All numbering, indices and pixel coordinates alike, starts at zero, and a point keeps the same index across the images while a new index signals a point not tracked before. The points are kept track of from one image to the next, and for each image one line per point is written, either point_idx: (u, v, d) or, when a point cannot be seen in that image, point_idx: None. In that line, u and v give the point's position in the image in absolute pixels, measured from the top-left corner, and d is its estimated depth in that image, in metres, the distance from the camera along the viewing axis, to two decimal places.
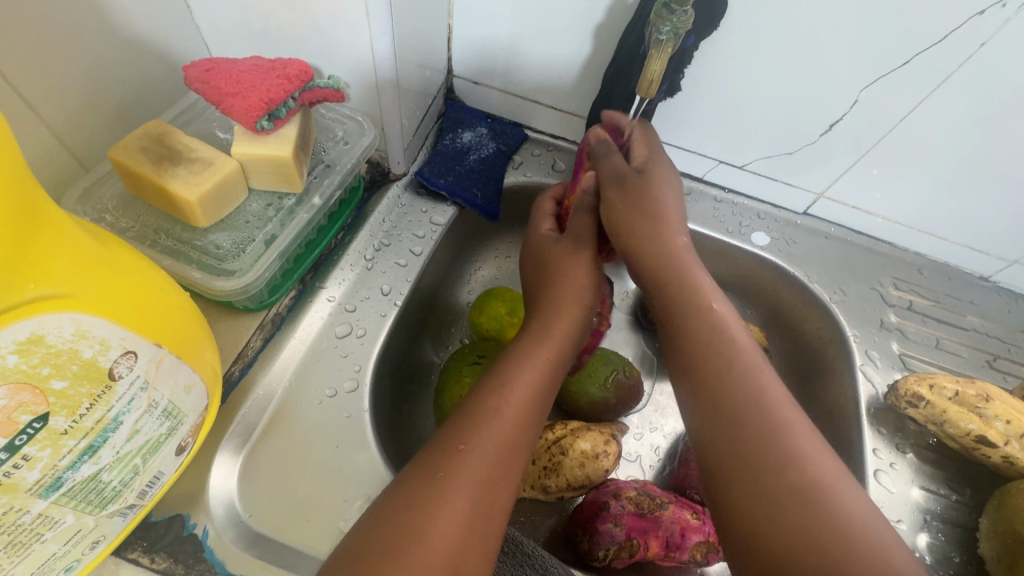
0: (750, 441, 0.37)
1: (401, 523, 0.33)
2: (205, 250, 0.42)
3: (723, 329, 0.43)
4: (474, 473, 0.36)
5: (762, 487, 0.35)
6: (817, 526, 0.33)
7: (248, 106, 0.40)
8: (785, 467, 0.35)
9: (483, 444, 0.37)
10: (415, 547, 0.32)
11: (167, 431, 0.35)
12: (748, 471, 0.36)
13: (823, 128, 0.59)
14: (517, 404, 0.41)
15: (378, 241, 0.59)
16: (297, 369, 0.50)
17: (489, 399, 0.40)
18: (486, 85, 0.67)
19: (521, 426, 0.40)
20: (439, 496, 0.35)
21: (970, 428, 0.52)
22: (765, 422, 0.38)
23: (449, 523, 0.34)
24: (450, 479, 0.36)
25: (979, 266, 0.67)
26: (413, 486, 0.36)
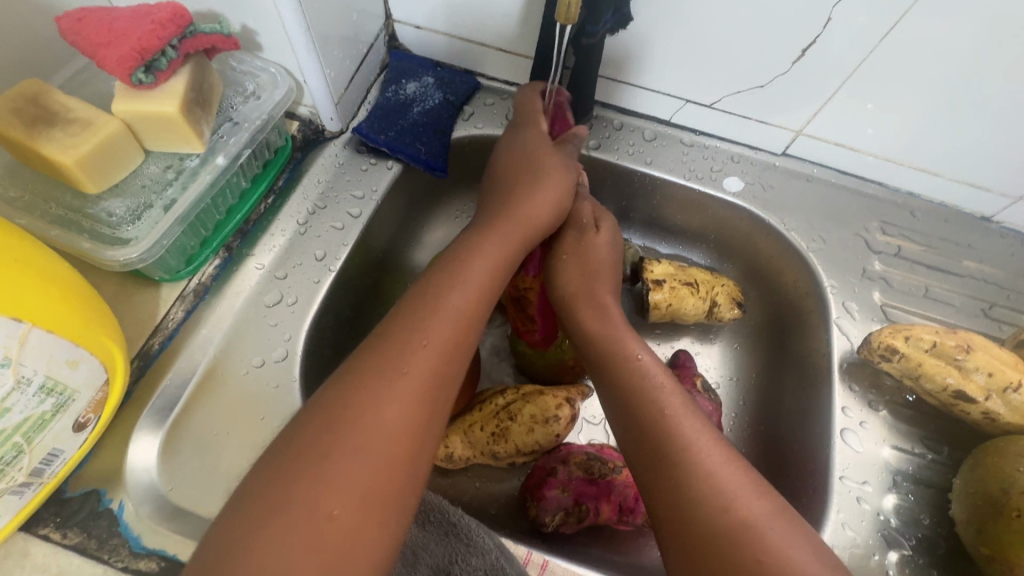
0: (649, 440, 0.40)
1: (307, 476, 0.30)
2: (97, 218, 0.41)
3: (615, 333, 0.47)
4: (389, 421, 0.32)
5: (667, 480, 0.38)
6: (727, 518, 0.35)
7: (120, 57, 0.37)
8: (680, 462, 0.38)
9: (400, 392, 0.33)
10: (322, 506, 0.29)
11: (53, 408, 0.34)
12: (666, 468, 0.38)
13: (796, 54, 0.52)
14: (438, 336, 0.36)
15: (313, 203, 0.55)
16: (223, 338, 0.48)
17: (403, 339, 0.36)
18: (429, 28, 0.61)
19: (446, 352, 0.36)
20: (347, 447, 0.31)
21: (948, 382, 0.47)
22: (654, 416, 0.41)
23: (363, 475, 0.30)
24: (362, 429, 0.31)
25: (981, 206, 0.60)
26: (317, 423, 0.32)
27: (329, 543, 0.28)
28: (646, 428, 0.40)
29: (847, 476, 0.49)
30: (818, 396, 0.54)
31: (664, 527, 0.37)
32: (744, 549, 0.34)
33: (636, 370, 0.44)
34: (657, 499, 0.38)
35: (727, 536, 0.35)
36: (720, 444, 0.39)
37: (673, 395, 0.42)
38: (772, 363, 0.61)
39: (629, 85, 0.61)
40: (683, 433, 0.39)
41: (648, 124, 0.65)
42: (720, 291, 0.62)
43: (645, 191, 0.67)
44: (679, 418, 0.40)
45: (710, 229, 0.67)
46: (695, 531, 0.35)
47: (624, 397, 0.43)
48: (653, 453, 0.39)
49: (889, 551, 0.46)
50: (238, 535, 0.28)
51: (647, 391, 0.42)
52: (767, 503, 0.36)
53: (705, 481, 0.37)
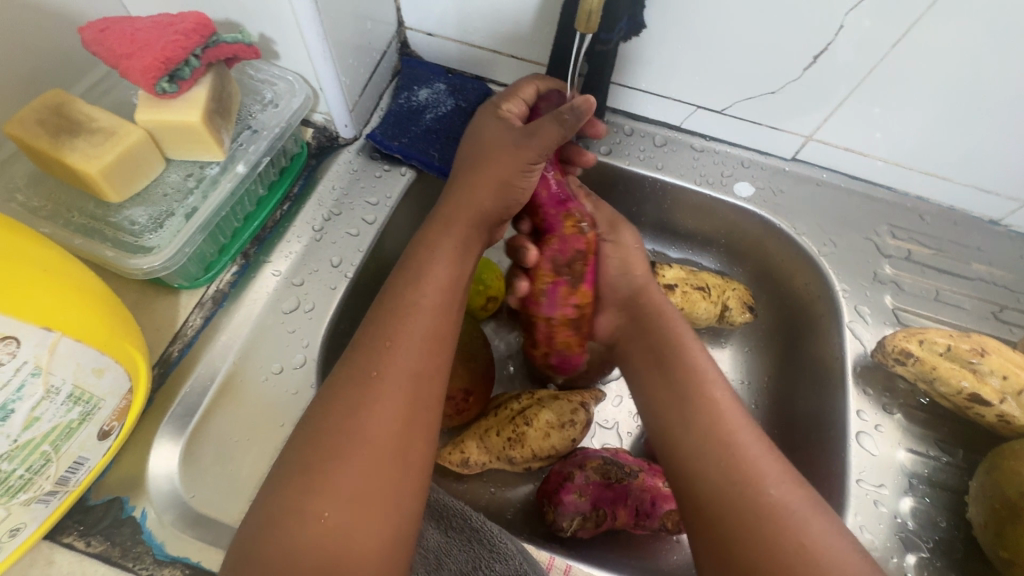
0: (700, 437, 0.39)
1: (303, 483, 0.34)
2: (119, 227, 0.41)
3: (671, 330, 0.46)
4: (372, 428, 0.36)
5: (717, 478, 0.37)
6: (773, 520, 0.34)
7: (144, 67, 0.37)
8: (730, 462, 0.37)
9: (379, 401, 0.37)
10: (314, 508, 0.33)
11: (80, 416, 0.35)
12: (714, 466, 0.37)
13: (807, 61, 0.53)
14: (408, 345, 0.39)
15: (328, 209, 0.55)
16: (242, 345, 0.48)
17: (377, 352, 0.38)
18: (441, 36, 0.61)
19: (419, 365, 0.39)
20: (336, 456, 0.35)
21: (963, 386, 0.47)
22: (706, 413, 0.40)
23: (352, 478, 0.34)
24: (348, 439, 0.35)
25: (989, 210, 0.61)
26: (304, 450, 0.35)
27: (331, 541, 0.33)
28: (690, 414, 0.40)
29: (864, 480, 0.49)
30: (832, 399, 0.54)
31: (702, 524, 0.36)
32: (784, 539, 0.34)
33: (689, 363, 0.43)
34: (696, 484, 0.38)
35: (768, 526, 0.34)
36: (762, 437, 0.39)
37: (726, 395, 0.41)
38: (784, 366, 0.62)
39: (640, 91, 0.62)
40: (729, 422, 0.39)
41: (659, 130, 0.66)
42: (732, 295, 0.62)
43: (655, 196, 0.67)
44: (732, 418, 0.39)
45: (721, 233, 0.68)
46: (737, 517, 0.35)
47: (671, 385, 0.43)
48: (701, 450, 0.38)
49: (906, 554, 0.46)
50: (251, 543, 0.33)
51: (699, 388, 0.41)
52: (805, 497, 0.36)
53: (748, 469, 0.36)
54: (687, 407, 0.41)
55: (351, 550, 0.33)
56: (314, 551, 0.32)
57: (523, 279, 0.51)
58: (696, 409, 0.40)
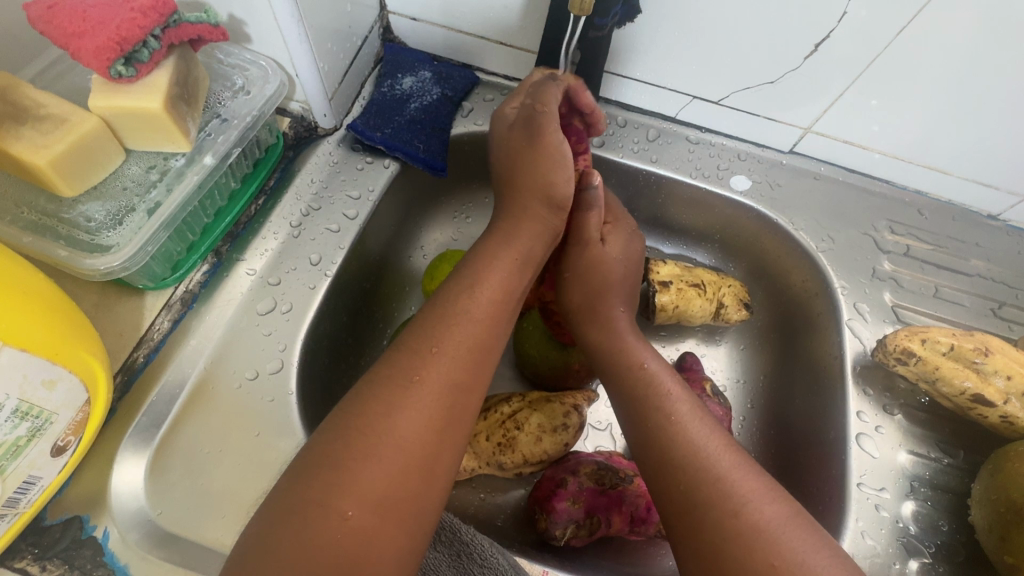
0: (655, 445, 0.39)
1: (329, 481, 0.31)
2: (74, 223, 0.38)
3: (620, 338, 0.46)
4: (405, 432, 0.33)
5: (676, 484, 0.37)
6: (735, 520, 0.34)
7: (96, 48, 0.34)
8: (686, 465, 0.37)
9: (417, 408, 0.34)
10: (338, 506, 0.31)
11: (29, 432, 0.32)
12: (671, 471, 0.37)
13: (807, 50, 0.51)
14: (453, 353, 0.37)
15: (306, 204, 0.52)
16: (214, 349, 0.45)
17: (415, 360, 0.36)
18: (426, 21, 0.57)
19: (464, 365, 0.37)
20: (365, 455, 0.32)
21: (966, 386, 0.47)
22: (657, 420, 0.40)
23: (378, 481, 0.32)
24: (381, 439, 0.33)
25: (988, 204, 0.59)
26: (336, 444, 0.33)
27: (351, 543, 0.30)
28: (653, 435, 0.39)
29: (865, 483, 0.48)
30: (832, 401, 0.53)
31: (676, 532, 0.36)
32: (754, 552, 0.33)
33: (652, 381, 0.42)
34: (668, 504, 0.37)
35: (736, 541, 0.33)
36: (730, 448, 0.38)
37: (680, 398, 0.41)
38: (781, 365, 0.60)
39: (634, 80, 0.59)
40: (692, 437, 0.38)
41: (654, 121, 0.63)
42: (727, 292, 0.60)
43: (650, 189, 0.65)
44: (685, 422, 0.39)
45: (716, 229, 0.66)
46: (706, 535, 0.34)
47: (632, 404, 0.42)
48: (660, 458, 0.38)
49: (909, 560, 0.45)
50: (265, 537, 0.30)
51: (651, 395, 0.41)
52: (780, 507, 0.35)
53: (715, 484, 0.35)
54: (642, 416, 0.41)
55: (366, 559, 0.30)
56: (337, 554, 0.29)
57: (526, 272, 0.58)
58: (658, 428, 0.39)
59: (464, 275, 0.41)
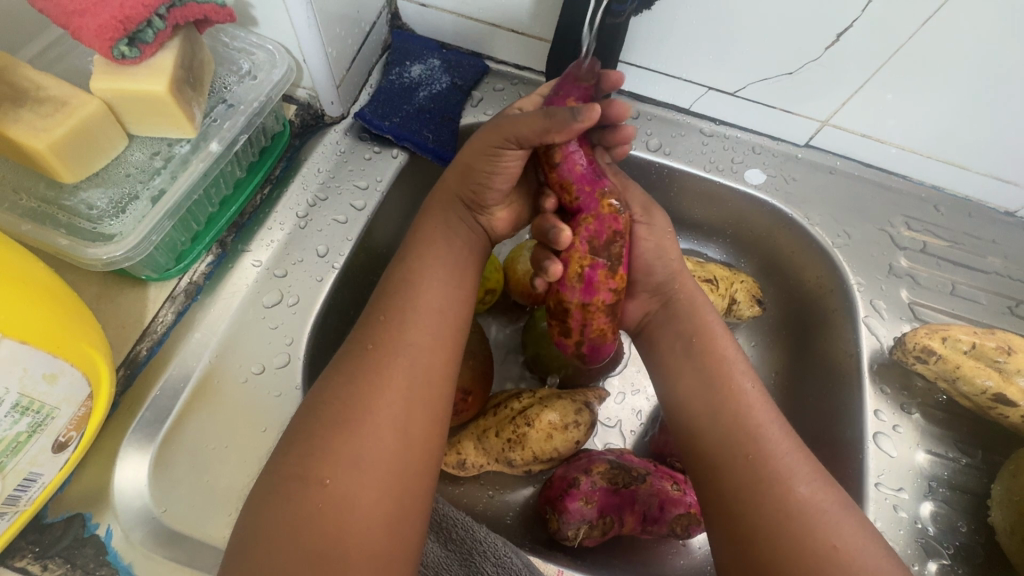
0: (721, 415, 0.38)
1: (308, 452, 0.32)
2: (75, 211, 0.36)
3: (688, 304, 0.44)
4: (378, 403, 0.34)
5: (738, 456, 0.36)
6: (793, 502, 0.33)
7: (98, 27, 0.33)
8: (751, 440, 0.36)
9: (386, 376, 0.35)
10: (317, 476, 0.31)
11: (30, 428, 0.31)
12: (734, 443, 0.36)
13: (829, 40, 0.49)
14: (418, 325, 0.37)
15: (313, 194, 0.51)
16: (219, 342, 0.44)
17: (373, 335, 0.37)
18: (436, 7, 0.56)
19: (432, 337, 0.37)
20: (341, 427, 0.33)
21: (987, 385, 0.46)
22: (726, 389, 0.38)
23: (356, 450, 0.32)
24: (356, 411, 0.33)
25: (1007, 201, 0.58)
26: (312, 419, 0.34)
27: (334, 511, 0.31)
28: (718, 404, 0.38)
29: (883, 483, 0.47)
30: (847, 399, 0.52)
31: (725, 502, 0.35)
32: (804, 544, 0.32)
33: (714, 360, 0.40)
34: (720, 475, 0.36)
35: (794, 519, 0.33)
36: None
37: (748, 375, 0.40)
38: (795, 362, 0.59)
39: (650, 71, 0.58)
40: (755, 416, 0.37)
41: (667, 112, 0.62)
42: (740, 288, 0.59)
43: (661, 183, 0.63)
44: (751, 400, 0.38)
45: (728, 223, 0.65)
46: (762, 509, 0.33)
47: (698, 369, 0.40)
48: (727, 428, 0.37)
49: (927, 561, 0.45)
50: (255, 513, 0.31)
51: (716, 365, 0.40)
52: (830, 496, 0.34)
53: (777, 464, 0.35)
54: (710, 384, 0.39)
55: (350, 528, 0.30)
56: (317, 522, 0.30)
57: (555, 263, 0.40)
58: (718, 408, 0.38)
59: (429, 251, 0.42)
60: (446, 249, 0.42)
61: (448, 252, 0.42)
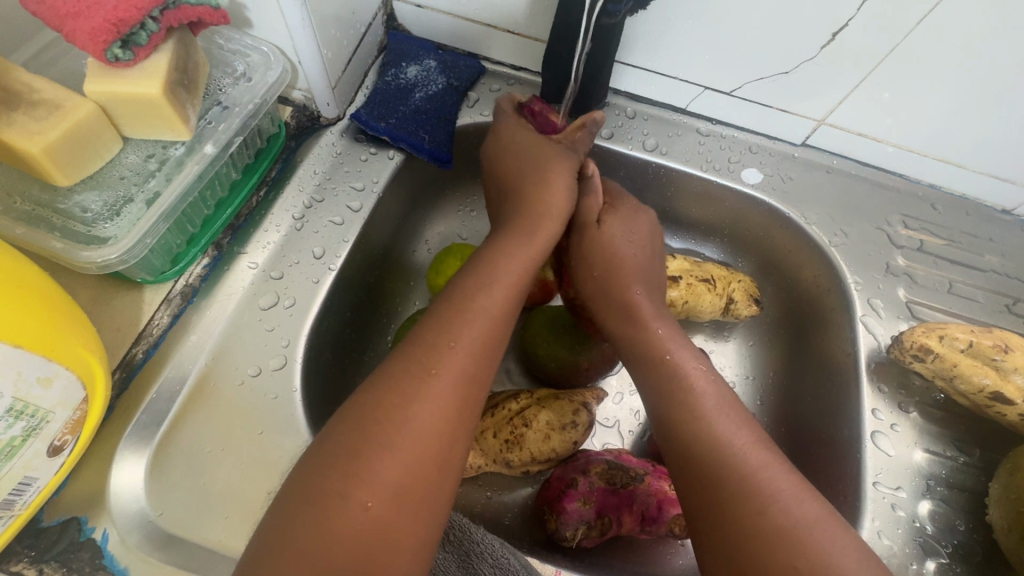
0: (683, 439, 0.38)
1: (348, 472, 0.31)
2: (69, 214, 0.36)
3: (647, 325, 0.44)
4: (422, 423, 0.32)
5: (703, 479, 0.36)
6: (760, 521, 0.33)
7: (91, 30, 0.33)
8: (715, 460, 0.36)
9: (432, 397, 0.33)
10: (357, 497, 0.30)
11: (24, 432, 0.30)
12: (698, 465, 0.37)
13: (825, 39, 0.49)
14: (466, 346, 0.36)
15: (309, 196, 0.51)
16: (216, 344, 0.44)
17: (419, 347, 0.35)
18: (432, 8, 0.56)
19: (478, 356, 0.36)
20: (384, 446, 0.31)
21: (985, 383, 0.46)
22: (686, 411, 0.39)
23: (397, 471, 0.31)
24: (398, 430, 0.32)
25: (1003, 199, 0.58)
26: (353, 433, 0.32)
27: (372, 535, 0.30)
28: (678, 428, 0.38)
29: (881, 482, 0.47)
30: (845, 398, 0.52)
31: (700, 525, 0.36)
32: (780, 553, 0.32)
33: (678, 373, 0.41)
34: (691, 500, 0.36)
35: (763, 539, 0.33)
36: (760, 446, 0.37)
37: (709, 391, 0.40)
38: (793, 361, 0.59)
39: (646, 70, 0.58)
40: (716, 435, 0.37)
41: (664, 112, 0.62)
42: (738, 287, 0.59)
43: (658, 182, 0.63)
44: (713, 418, 0.38)
45: (725, 222, 0.65)
46: (733, 532, 0.34)
47: (659, 393, 0.40)
48: (690, 451, 0.37)
49: (925, 560, 0.45)
50: (285, 530, 0.29)
51: (676, 387, 0.40)
52: (811, 506, 0.34)
53: (745, 483, 0.35)
54: (671, 408, 0.39)
55: (384, 554, 0.30)
56: (353, 546, 0.29)
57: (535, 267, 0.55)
58: (682, 424, 0.38)
59: (477, 267, 0.40)
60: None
61: (478, 261, 0.41)
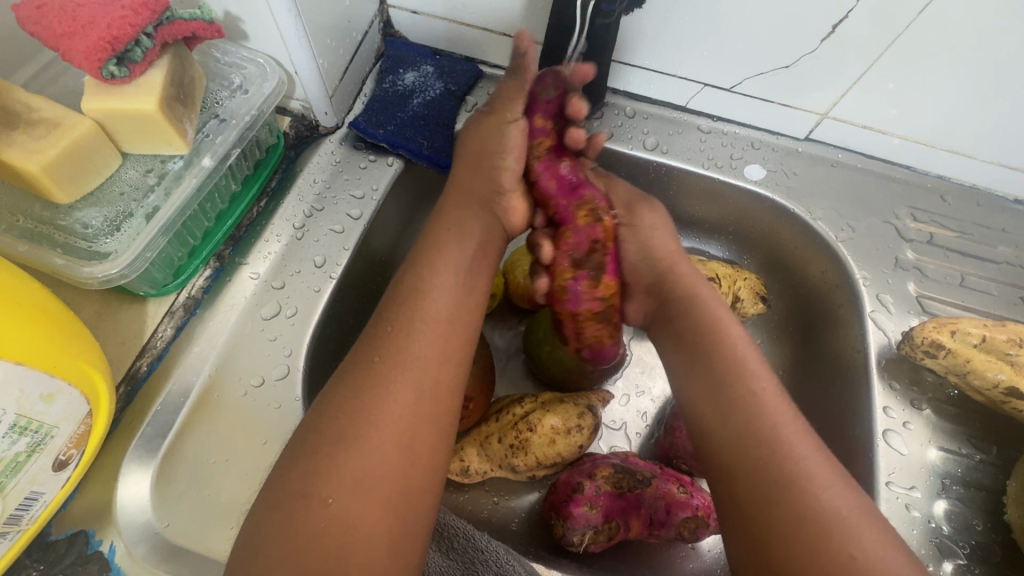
0: (735, 419, 0.36)
1: (312, 469, 0.32)
2: (71, 230, 0.37)
3: (694, 302, 0.43)
4: (381, 418, 0.34)
5: (753, 462, 0.35)
6: (810, 509, 0.33)
7: (86, 49, 0.33)
8: (767, 444, 0.35)
9: (389, 392, 0.35)
10: (320, 493, 0.32)
11: (29, 448, 0.31)
12: (749, 447, 0.35)
13: (825, 31, 0.48)
14: (421, 340, 0.37)
15: (309, 205, 0.51)
16: (219, 355, 0.44)
17: (369, 349, 0.36)
18: (428, 13, 0.56)
19: (435, 349, 0.37)
20: (344, 443, 0.33)
21: (999, 379, 0.45)
22: (740, 390, 0.37)
23: (359, 466, 0.32)
24: (357, 427, 0.34)
25: (1016, 188, 0.57)
26: (314, 435, 0.34)
27: (338, 528, 0.31)
28: (730, 405, 0.37)
29: (894, 482, 0.46)
30: (856, 395, 0.51)
31: (740, 509, 0.35)
32: (825, 542, 0.32)
33: (728, 352, 0.39)
34: (734, 481, 0.35)
35: (809, 527, 0.32)
36: (804, 433, 0.36)
37: (761, 373, 0.39)
38: (801, 359, 0.58)
39: (644, 69, 0.57)
40: (769, 418, 0.36)
41: (664, 111, 0.61)
42: (743, 285, 0.58)
43: (660, 181, 0.63)
44: (767, 400, 0.37)
45: (730, 220, 0.64)
46: (780, 517, 0.33)
47: (710, 369, 0.39)
48: (742, 431, 0.36)
49: (942, 561, 0.43)
50: (258, 529, 0.31)
51: (729, 366, 0.38)
52: (848, 499, 0.34)
53: (795, 470, 0.34)
54: (724, 386, 0.38)
55: (353, 547, 0.31)
56: (319, 539, 0.30)
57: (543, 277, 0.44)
58: (735, 402, 0.37)
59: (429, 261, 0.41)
60: (441, 256, 0.42)
61: (449, 259, 0.41)
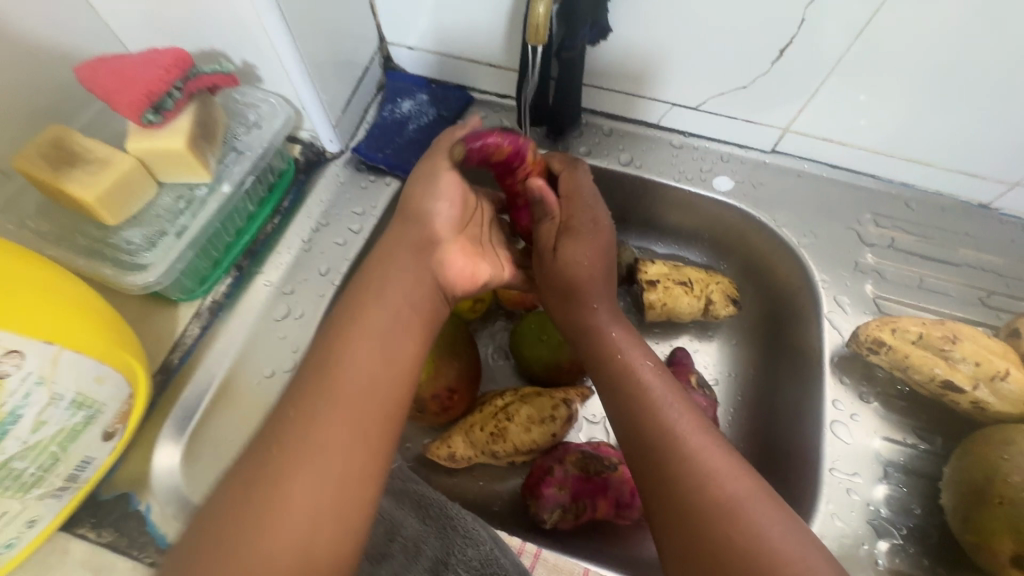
0: (640, 436, 0.41)
1: (256, 499, 0.33)
2: (118, 247, 0.45)
3: (600, 330, 0.47)
4: (324, 439, 0.35)
5: (660, 470, 0.39)
6: (713, 503, 0.37)
7: (129, 102, 0.41)
8: (669, 453, 0.39)
9: (332, 412, 0.36)
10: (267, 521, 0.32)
11: (83, 420, 0.39)
12: (656, 459, 0.40)
13: (774, 55, 0.53)
14: (363, 362, 0.38)
15: (316, 221, 0.59)
16: (239, 350, 0.51)
17: (328, 361, 0.38)
18: (422, 49, 0.63)
19: (376, 369, 0.38)
20: (291, 468, 0.34)
21: (936, 373, 0.48)
22: (641, 408, 0.42)
23: (304, 490, 0.33)
24: (302, 451, 0.34)
25: (976, 194, 0.60)
26: (252, 466, 0.34)
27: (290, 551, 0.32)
28: (634, 424, 0.42)
29: (837, 468, 0.50)
30: (811, 390, 0.55)
31: (660, 517, 0.38)
32: (731, 531, 0.36)
33: (628, 372, 0.44)
34: (649, 492, 0.39)
35: (717, 521, 0.36)
36: (704, 430, 0.40)
37: (659, 388, 0.43)
38: (769, 357, 0.62)
39: (616, 92, 0.63)
40: (668, 428, 0.40)
41: (640, 128, 0.66)
42: (715, 289, 0.62)
43: (638, 193, 0.68)
44: (665, 412, 0.41)
45: (704, 228, 0.68)
46: (692, 516, 0.37)
47: (616, 393, 0.44)
48: (647, 446, 0.40)
49: (878, 541, 0.47)
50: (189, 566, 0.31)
51: (630, 387, 0.43)
52: (749, 483, 0.38)
53: (697, 471, 0.38)
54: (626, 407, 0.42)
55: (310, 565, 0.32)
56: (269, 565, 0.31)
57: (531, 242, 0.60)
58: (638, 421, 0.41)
59: (371, 287, 0.42)
60: None
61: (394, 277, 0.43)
